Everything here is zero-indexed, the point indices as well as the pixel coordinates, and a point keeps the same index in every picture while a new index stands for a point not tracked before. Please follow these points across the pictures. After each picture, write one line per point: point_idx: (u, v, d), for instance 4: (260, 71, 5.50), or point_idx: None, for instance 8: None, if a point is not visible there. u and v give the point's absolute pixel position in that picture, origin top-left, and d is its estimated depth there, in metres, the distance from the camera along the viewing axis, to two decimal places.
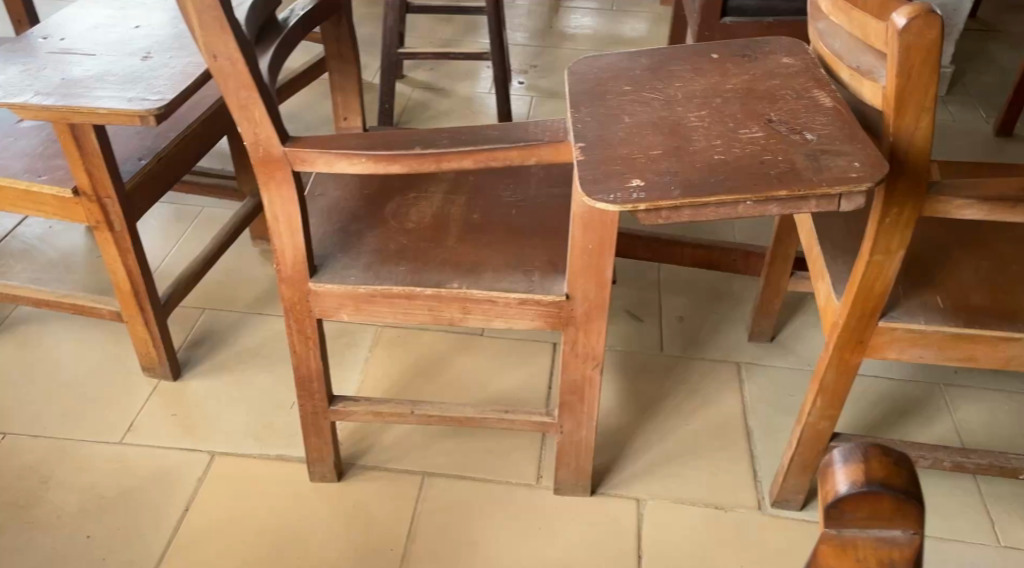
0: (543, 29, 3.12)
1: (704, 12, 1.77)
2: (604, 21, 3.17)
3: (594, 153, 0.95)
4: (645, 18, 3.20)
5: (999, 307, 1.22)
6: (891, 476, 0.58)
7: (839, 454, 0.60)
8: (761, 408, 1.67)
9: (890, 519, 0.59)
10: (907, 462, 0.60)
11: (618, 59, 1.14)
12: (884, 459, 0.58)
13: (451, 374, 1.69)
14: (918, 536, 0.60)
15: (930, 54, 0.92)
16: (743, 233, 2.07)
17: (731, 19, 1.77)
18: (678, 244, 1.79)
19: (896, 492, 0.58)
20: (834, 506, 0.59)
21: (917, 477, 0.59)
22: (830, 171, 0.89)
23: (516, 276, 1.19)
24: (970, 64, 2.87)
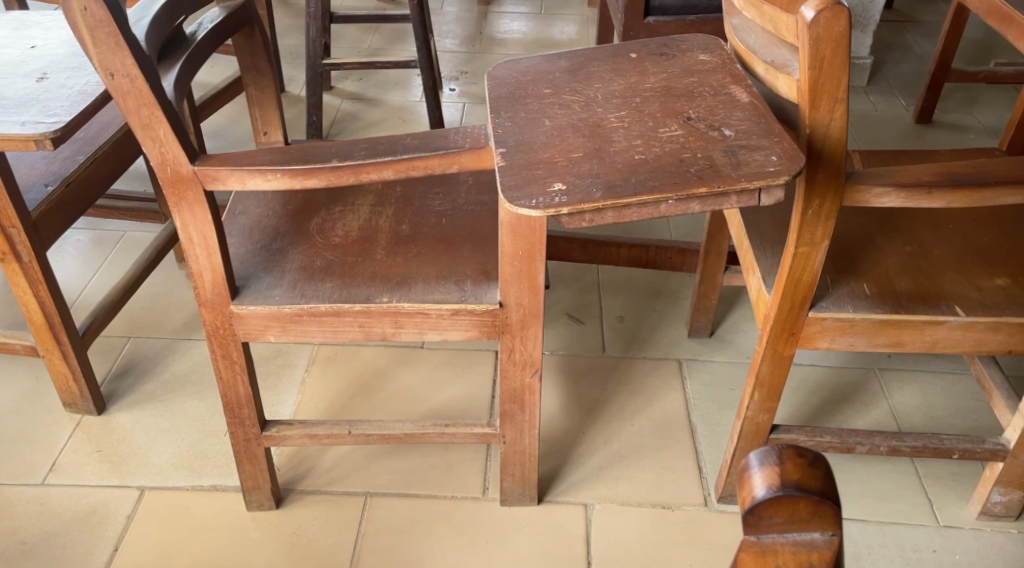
0: (472, 35, 3.11)
1: (627, 13, 1.78)
2: (531, 25, 3.17)
3: (514, 158, 0.94)
4: (572, 21, 3.22)
5: (923, 292, 1.24)
6: (805, 477, 0.57)
7: (755, 457, 0.59)
8: (703, 404, 1.68)
9: (808, 522, 0.58)
10: (822, 463, 0.59)
11: (538, 62, 1.14)
12: (797, 461, 0.57)
13: (390, 388, 1.66)
14: (837, 538, 0.58)
15: (839, 44, 0.93)
16: (677, 230, 2.08)
17: (654, 18, 1.78)
18: (613, 244, 1.79)
19: (811, 493, 0.57)
20: (750, 512, 0.57)
21: (833, 477, 0.58)
22: (748, 166, 0.90)
23: (447, 287, 1.18)
24: (889, 54, 2.94)
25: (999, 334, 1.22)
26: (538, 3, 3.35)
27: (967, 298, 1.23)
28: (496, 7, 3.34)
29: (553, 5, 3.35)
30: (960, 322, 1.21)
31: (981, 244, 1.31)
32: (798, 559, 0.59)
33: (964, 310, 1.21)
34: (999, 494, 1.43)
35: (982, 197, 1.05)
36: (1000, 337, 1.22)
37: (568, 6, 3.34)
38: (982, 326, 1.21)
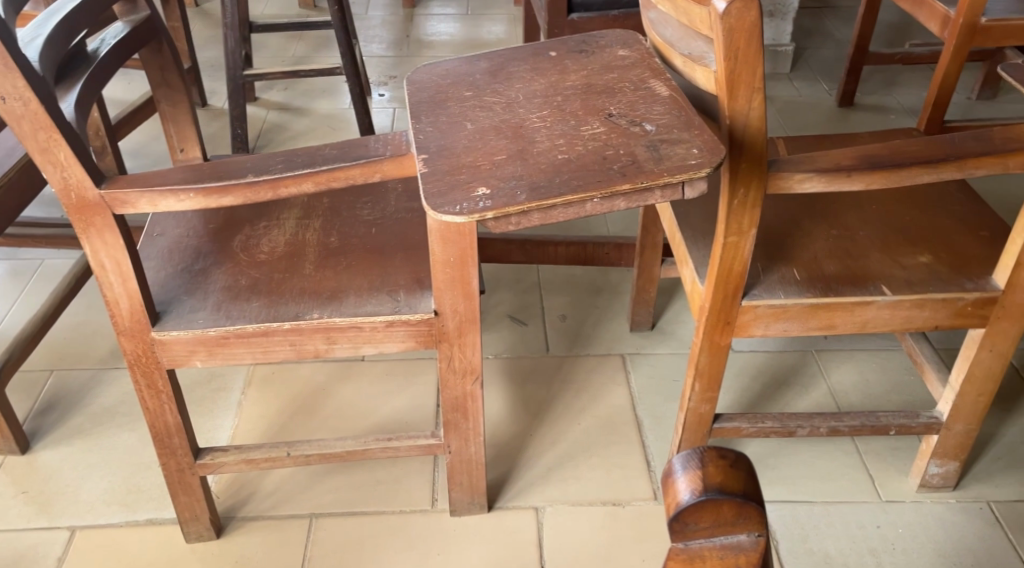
0: (399, 39, 3.08)
1: (551, 11, 1.78)
2: (458, 27, 3.16)
3: (436, 164, 0.93)
4: (498, 21, 3.21)
5: (851, 274, 1.26)
6: (727, 479, 0.57)
7: (678, 462, 0.58)
8: (647, 397, 1.69)
9: (734, 524, 0.57)
10: (744, 463, 0.59)
11: (458, 64, 1.12)
12: (719, 463, 0.57)
13: (332, 404, 1.63)
14: (763, 538, 0.58)
15: (751, 34, 0.94)
16: (614, 225, 2.09)
17: (578, 15, 1.79)
18: (551, 243, 1.79)
19: (734, 496, 0.56)
20: (676, 518, 0.57)
21: (755, 476, 0.58)
22: (670, 160, 0.89)
23: (380, 298, 1.15)
24: (809, 40, 3.00)
25: (925, 310, 1.24)
26: (464, 5, 3.34)
27: (892, 277, 1.25)
28: (422, 9, 3.31)
29: (478, 6, 3.34)
30: (888, 301, 1.23)
31: (904, 224, 1.34)
32: (725, 561, 0.58)
33: (890, 289, 1.23)
34: (936, 466, 1.46)
35: (899, 177, 1.07)
36: (927, 313, 1.24)
37: (494, 6, 3.33)
38: (909, 304, 1.23)
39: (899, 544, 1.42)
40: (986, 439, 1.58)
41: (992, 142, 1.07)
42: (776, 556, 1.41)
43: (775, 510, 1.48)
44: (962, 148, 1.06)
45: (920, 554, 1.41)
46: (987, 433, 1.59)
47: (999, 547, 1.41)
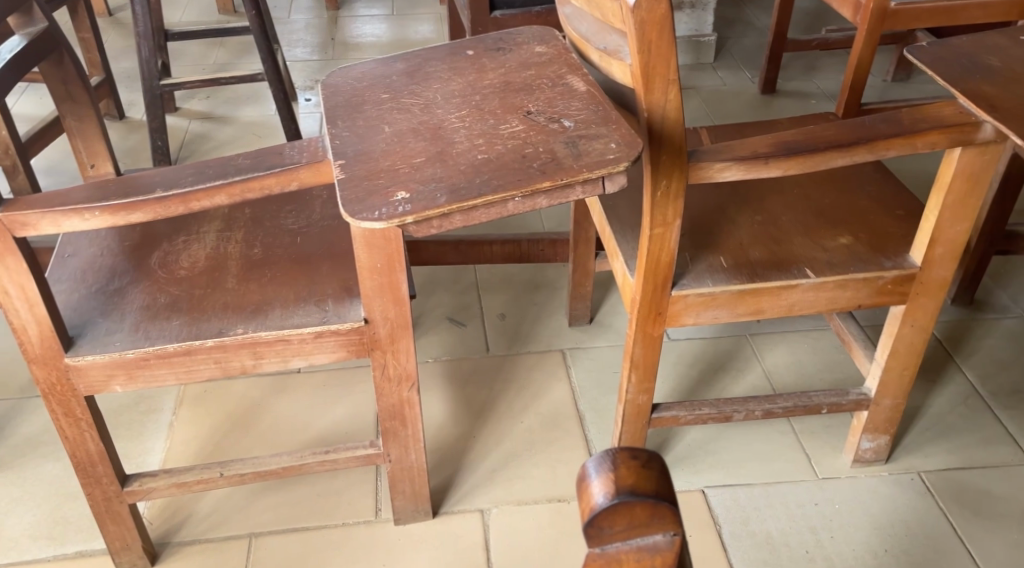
0: (323, 42, 3.04)
1: (473, 9, 1.77)
2: (384, 28, 3.13)
3: (354, 169, 0.91)
4: (424, 20, 3.19)
5: (776, 258, 1.28)
6: (638, 481, 0.56)
7: (591, 465, 0.57)
8: (588, 391, 1.69)
9: (649, 525, 0.56)
10: (658, 461, 0.58)
11: (374, 67, 1.11)
12: (630, 465, 0.56)
13: (268, 419, 1.60)
14: (680, 536, 0.57)
15: (663, 26, 0.94)
16: (549, 221, 2.09)
17: (500, 13, 1.78)
18: (486, 242, 1.79)
19: (645, 498, 0.55)
20: (590, 523, 0.56)
21: (668, 474, 0.57)
22: (589, 155, 0.89)
23: (307, 309, 1.13)
24: (731, 30, 3.05)
25: (848, 290, 1.27)
26: (389, 6, 3.31)
27: (815, 260, 1.27)
28: (345, 11, 3.27)
29: (404, 6, 3.31)
30: (812, 284, 1.25)
31: (825, 206, 1.37)
32: (641, 562, 0.58)
33: (813, 271, 1.26)
34: (868, 440, 1.49)
35: (816, 162, 1.09)
36: (850, 293, 1.27)
37: (420, 6, 3.31)
38: (832, 285, 1.26)
39: (836, 520, 1.45)
40: (915, 411, 1.62)
41: (901, 123, 1.09)
42: (719, 540, 1.43)
43: (716, 495, 1.49)
44: (872, 130, 1.08)
45: (857, 528, 1.44)
46: (915, 405, 1.63)
47: (931, 516, 1.45)
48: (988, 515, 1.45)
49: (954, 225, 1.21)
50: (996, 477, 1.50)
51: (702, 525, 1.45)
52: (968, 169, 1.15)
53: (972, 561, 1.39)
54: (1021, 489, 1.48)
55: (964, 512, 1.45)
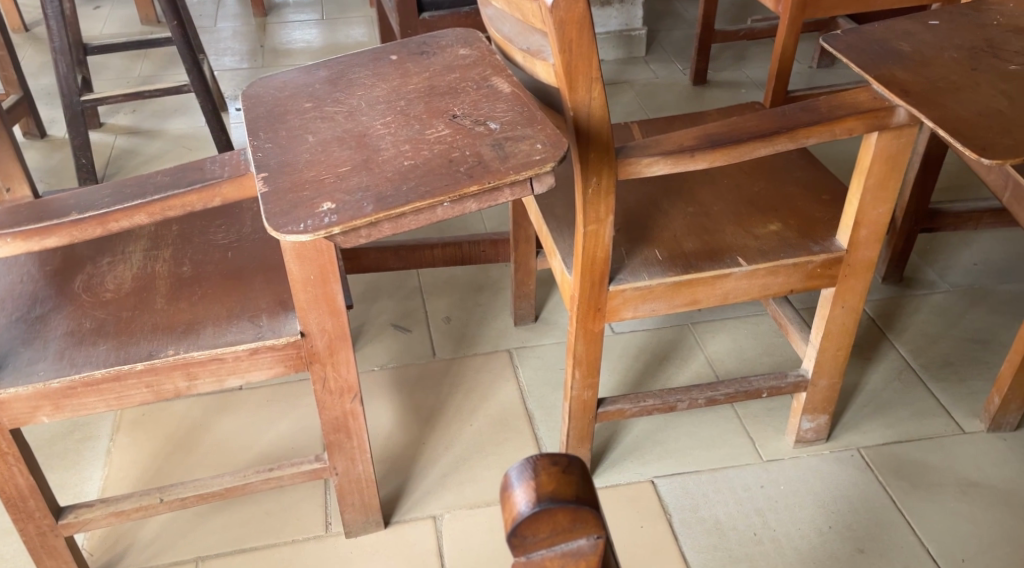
0: (252, 50, 2.99)
1: (401, 12, 1.76)
2: (315, 34, 3.09)
3: (277, 182, 0.90)
4: (354, 24, 3.16)
5: (709, 248, 1.30)
6: (559, 487, 0.55)
7: (513, 473, 0.56)
8: (536, 390, 1.70)
9: (572, 530, 0.56)
10: (578, 464, 0.57)
11: (296, 75, 1.09)
12: (551, 471, 0.55)
13: (210, 439, 1.57)
14: (603, 538, 0.57)
15: (583, 25, 0.94)
16: (490, 221, 2.09)
17: (429, 14, 1.78)
18: (426, 246, 1.77)
19: (567, 503, 0.54)
20: (514, 535, 0.55)
21: (589, 478, 0.57)
22: (514, 157, 0.88)
23: (241, 326, 1.11)
24: (661, 22, 3.09)
25: (780, 276, 1.29)
26: (320, 11, 3.27)
27: (747, 248, 1.29)
28: (274, 18, 3.23)
29: (335, 11, 3.28)
30: (744, 272, 1.27)
31: (754, 195, 1.39)
32: (566, 564, 0.57)
33: (745, 259, 1.28)
34: (809, 421, 1.52)
35: (740, 153, 1.10)
36: (782, 279, 1.29)
37: (351, 10, 3.28)
38: (764, 272, 1.28)
39: (782, 500, 1.48)
40: (852, 389, 1.66)
41: (819, 111, 1.11)
42: (669, 528, 1.44)
43: (665, 484, 1.51)
44: (792, 120, 1.11)
45: (802, 508, 1.46)
46: (852, 383, 1.67)
47: (872, 491, 1.48)
48: (925, 486, 1.49)
49: (877, 207, 1.23)
50: (932, 449, 1.54)
51: (653, 515, 1.46)
52: (886, 152, 1.18)
53: (912, 532, 1.42)
54: (956, 458, 1.53)
55: (903, 485, 1.49)
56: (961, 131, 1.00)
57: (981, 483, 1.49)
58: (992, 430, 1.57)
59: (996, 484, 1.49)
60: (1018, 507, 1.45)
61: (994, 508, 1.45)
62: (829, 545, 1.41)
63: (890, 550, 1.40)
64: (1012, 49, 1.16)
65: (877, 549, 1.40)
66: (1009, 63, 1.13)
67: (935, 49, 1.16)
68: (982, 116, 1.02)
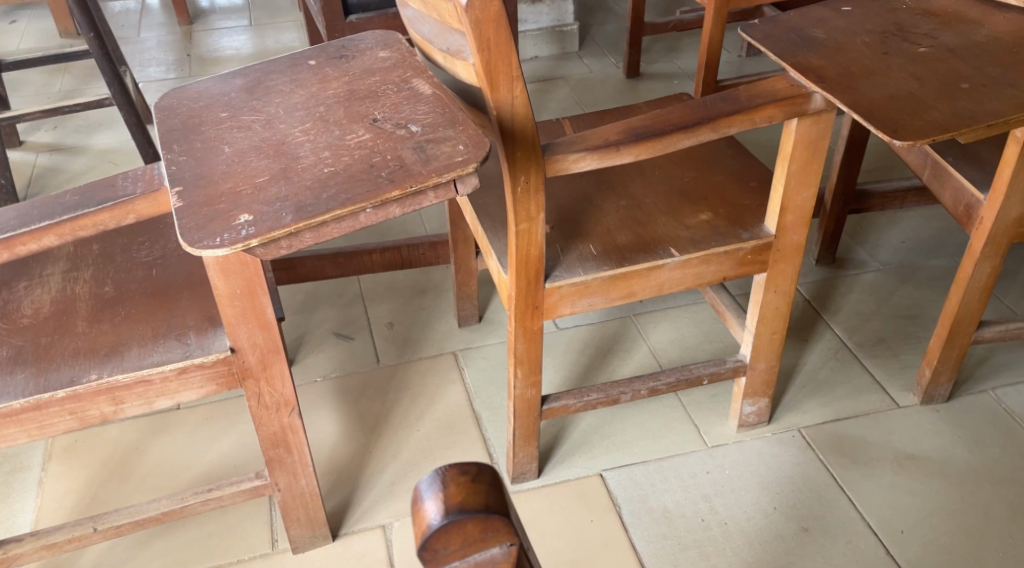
0: (179, 59, 2.92)
1: (327, 14, 1.73)
2: (243, 41, 3.04)
3: (192, 196, 0.87)
4: (283, 29, 3.11)
5: (643, 240, 1.30)
6: (467, 495, 0.54)
7: (422, 486, 0.55)
8: (482, 391, 1.69)
9: (484, 539, 0.54)
10: (490, 477, 0.56)
11: (212, 84, 1.07)
12: (459, 480, 0.54)
13: (147, 462, 1.52)
14: (517, 547, 0.55)
15: (499, 23, 0.93)
16: (429, 223, 2.08)
17: (356, 16, 1.76)
18: (364, 251, 1.74)
19: (475, 511, 0.53)
20: (425, 547, 0.53)
21: (500, 487, 0.55)
22: (436, 160, 0.87)
23: (167, 345, 1.08)
24: (593, 17, 3.10)
25: (712, 265, 1.30)
26: (247, 17, 3.21)
27: (679, 238, 1.30)
28: (199, 26, 3.16)
29: (263, 17, 3.22)
30: (677, 262, 1.28)
31: (684, 186, 1.40)
32: None
33: (678, 250, 1.28)
34: (749, 405, 1.54)
35: (665, 145, 1.11)
36: (714, 267, 1.31)
37: (279, 15, 3.23)
38: (696, 261, 1.29)
39: (727, 485, 1.49)
40: (790, 370, 1.69)
41: (740, 100, 1.12)
42: (619, 520, 1.45)
43: (613, 476, 1.52)
44: (713, 110, 1.11)
45: (748, 491, 1.48)
46: (790, 365, 1.70)
47: (814, 470, 1.51)
48: (864, 461, 1.52)
49: (802, 192, 1.25)
50: (869, 425, 1.58)
51: (602, 508, 1.47)
52: (807, 137, 1.19)
53: (853, 506, 1.45)
54: (893, 433, 1.56)
55: (843, 462, 1.52)
56: (874, 114, 1.02)
57: (917, 455, 1.52)
58: (925, 403, 1.60)
59: (932, 455, 1.52)
60: (952, 477, 1.49)
61: (931, 478, 1.49)
62: (774, 527, 1.43)
63: (833, 527, 1.42)
64: (922, 32, 1.19)
65: (821, 527, 1.42)
66: (919, 46, 1.15)
67: (848, 35, 1.18)
68: (894, 99, 1.04)
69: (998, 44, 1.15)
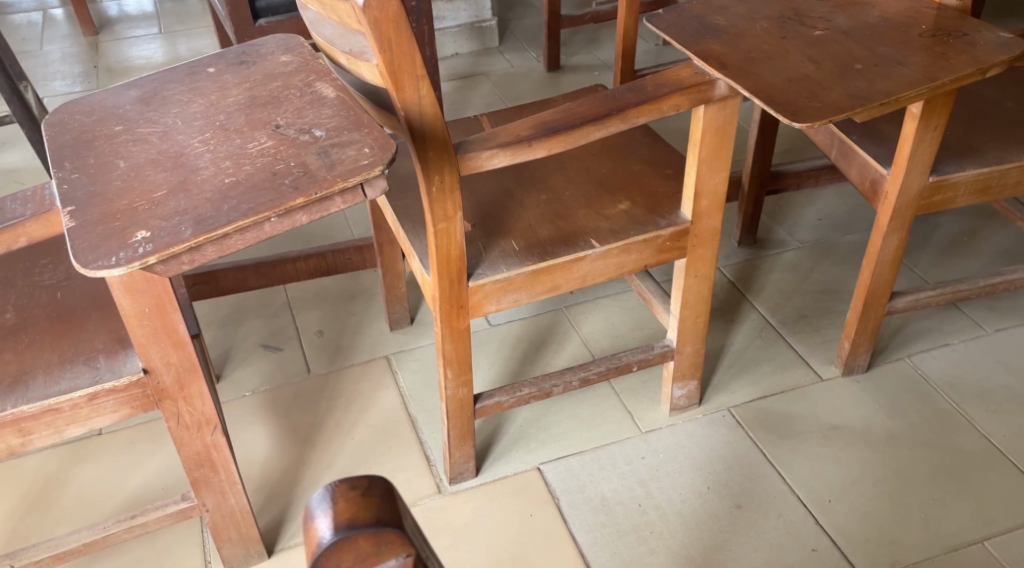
0: (86, 71, 2.82)
1: (235, 19, 1.69)
2: (154, 49, 2.95)
3: (86, 215, 0.84)
4: (194, 36, 3.03)
5: (563, 233, 1.30)
6: (356, 511, 0.52)
7: (314, 502, 0.53)
8: (416, 394, 1.67)
9: (379, 554, 0.52)
10: (386, 487, 0.54)
11: (106, 97, 1.03)
12: (348, 495, 0.52)
13: (68, 492, 1.47)
14: (415, 556, 0.53)
15: (399, 23, 0.92)
16: (355, 227, 2.04)
17: (267, 20, 1.72)
18: (287, 260, 1.70)
19: (364, 526, 0.51)
20: (316, 566, 0.51)
21: (393, 499, 0.53)
22: (341, 164, 0.85)
23: (75, 371, 1.04)
24: (512, 12, 3.10)
25: (632, 254, 1.31)
26: (157, 25, 3.12)
27: (599, 229, 1.31)
28: (106, 36, 3.06)
29: (173, 24, 3.13)
30: (598, 253, 1.28)
31: (602, 176, 1.40)
32: None
33: (598, 241, 1.29)
34: (680, 388, 1.56)
35: (577, 138, 1.11)
36: (635, 256, 1.31)
37: (191, 21, 3.15)
38: (617, 251, 1.30)
39: (662, 469, 1.51)
40: (717, 352, 1.71)
41: (647, 90, 1.13)
42: (557, 513, 1.45)
43: (551, 469, 1.52)
44: (621, 101, 1.12)
45: (682, 474, 1.50)
46: (717, 347, 1.72)
47: (744, 447, 1.53)
48: (791, 436, 1.55)
49: (713, 176, 1.27)
50: (796, 400, 1.61)
51: (541, 501, 1.47)
52: (715, 123, 1.20)
53: (783, 480, 1.48)
54: (818, 405, 1.60)
55: (771, 438, 1.54)
56: (774, 97, 1.04)
57: (841, 425, 1.56)
58: (846, 374, 1.64)
59: (855, 425, 1.56)
60: (874, 444, 1.53)
61: (855, 447, 1.52)
62: (709, 506, 1.45)
63: (765, 501, 1.45)
64: (817, 16, 1.21)
65: (753, 503, 1.45)
66: (815, 29, 1.18)
67: (747, 21, 1.20)
68: (793, 82, 1.06)
69: (890, 24, 1.18)
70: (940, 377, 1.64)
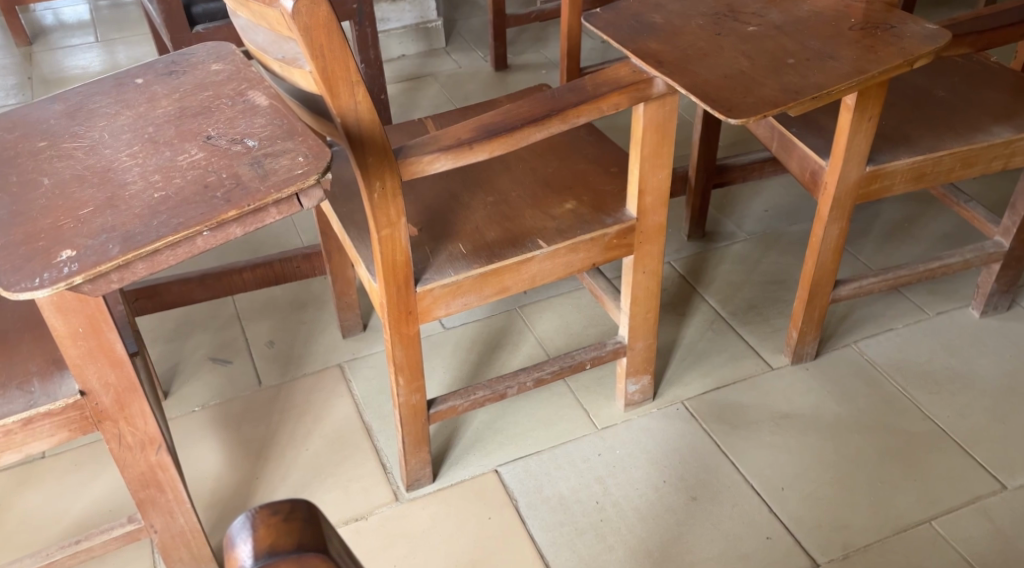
0: (21, 82, 2.75)
1: (170, 26, 1.65)
2: (92, 58, 2.88)
3: (8, 235, 0.81)
4: (134, 43, 2.97)
5: (510, 235, 1.29)
6: (278, 538, 0.50)
7: (234, 529, 0.52)
8: (370, 401, 1.65)
9: None
10: (309, 510, 0.53)
11: (30, 111, 1.00)
12: (269, 522, 0.51)
13: (11, 518, 1.42)
14: None
15: (330, 29, 0.90)
16: (303, 235, 2.01)
17: (203, 27, 1.68)
18: (233, 271, 1.66)
19: (286, 555, 0.50)
20: None
21: (317, 524, 0.52)
22: (275, 175, 0.83)
23: (8, 396, 1.01)
24: (457, 11, 3.09)
25: (580, 252, 1.31)
26: (94, 34, 3.05)
27: (545, 230, 1.30)
28: (41, 46, 2.98)
29: (111, 31, 3.06)
30: (545, 253, 1.28)
31: (548, 176, 1.40)
32: None
33: (545, 241, 1.28)
34: (634, 383, 1.56)
35: (517, 139, 1.10)
36: (582, 254, 1.31)
37: (130, 28, 3.08)
38: (564, 251, 1.29)
39: (619, 465, 1.51)
40: (670, 346, 1.72)
41: (586, 89, 1.12)
42: (516, 514, 1.44)
43: (508, 470, 1.51)
44: (560, 101, 1.11)
45: (639, 469, 1.50)
46: (670, 341, 1.73)
47: (699, 440, 1.54)
48: (744, 425, 1.56)
49: (656, 173, 1.27)
50: (748, 390, 1.62)
51: (499, 504, 1.46)
52: (655, 122, 1.21)
53: (738, 470, 1.49)
54: (770, 395, 1.61)
55: (724, 429, 1.56)
56: (710, 94, 1.04)
57: (793, 413, 1.58)
58: (795, 362, 1.66)
59: (805, 412, 1.58)
60: (825, 430, 1.55)
61: (807, 434, 1.54)
62: (666, 500, 1.45)
63: (720, 492, 1.46)
64: (750, 12, 1.22)
65: (708, 494, 1.46)
66: (748, 25, 1.18)
67: (682, 19, 1.20)
68: (728, 78, 1.07)
69: (820, 19, 1.19)
70: (886, 361, 1.66)
